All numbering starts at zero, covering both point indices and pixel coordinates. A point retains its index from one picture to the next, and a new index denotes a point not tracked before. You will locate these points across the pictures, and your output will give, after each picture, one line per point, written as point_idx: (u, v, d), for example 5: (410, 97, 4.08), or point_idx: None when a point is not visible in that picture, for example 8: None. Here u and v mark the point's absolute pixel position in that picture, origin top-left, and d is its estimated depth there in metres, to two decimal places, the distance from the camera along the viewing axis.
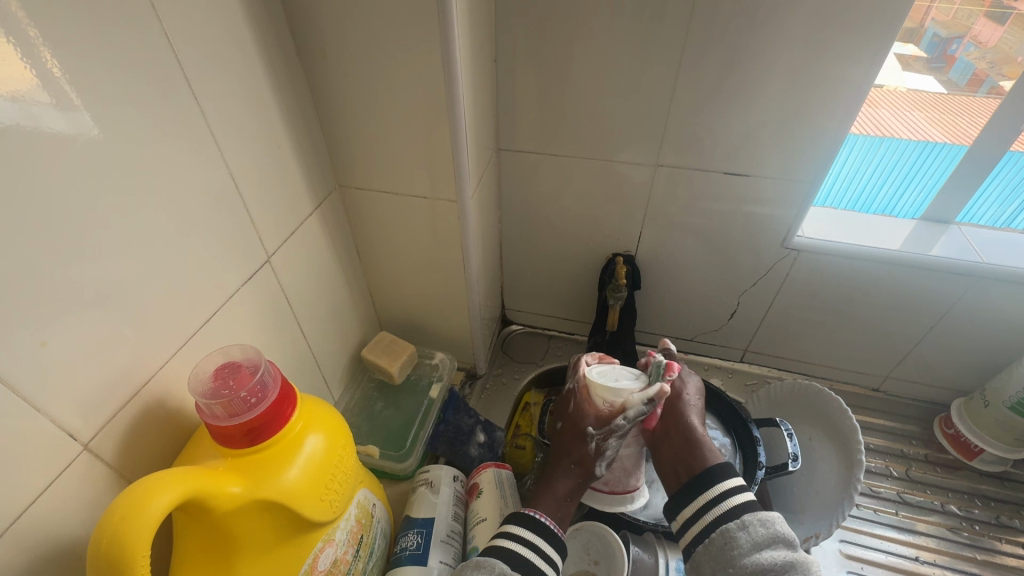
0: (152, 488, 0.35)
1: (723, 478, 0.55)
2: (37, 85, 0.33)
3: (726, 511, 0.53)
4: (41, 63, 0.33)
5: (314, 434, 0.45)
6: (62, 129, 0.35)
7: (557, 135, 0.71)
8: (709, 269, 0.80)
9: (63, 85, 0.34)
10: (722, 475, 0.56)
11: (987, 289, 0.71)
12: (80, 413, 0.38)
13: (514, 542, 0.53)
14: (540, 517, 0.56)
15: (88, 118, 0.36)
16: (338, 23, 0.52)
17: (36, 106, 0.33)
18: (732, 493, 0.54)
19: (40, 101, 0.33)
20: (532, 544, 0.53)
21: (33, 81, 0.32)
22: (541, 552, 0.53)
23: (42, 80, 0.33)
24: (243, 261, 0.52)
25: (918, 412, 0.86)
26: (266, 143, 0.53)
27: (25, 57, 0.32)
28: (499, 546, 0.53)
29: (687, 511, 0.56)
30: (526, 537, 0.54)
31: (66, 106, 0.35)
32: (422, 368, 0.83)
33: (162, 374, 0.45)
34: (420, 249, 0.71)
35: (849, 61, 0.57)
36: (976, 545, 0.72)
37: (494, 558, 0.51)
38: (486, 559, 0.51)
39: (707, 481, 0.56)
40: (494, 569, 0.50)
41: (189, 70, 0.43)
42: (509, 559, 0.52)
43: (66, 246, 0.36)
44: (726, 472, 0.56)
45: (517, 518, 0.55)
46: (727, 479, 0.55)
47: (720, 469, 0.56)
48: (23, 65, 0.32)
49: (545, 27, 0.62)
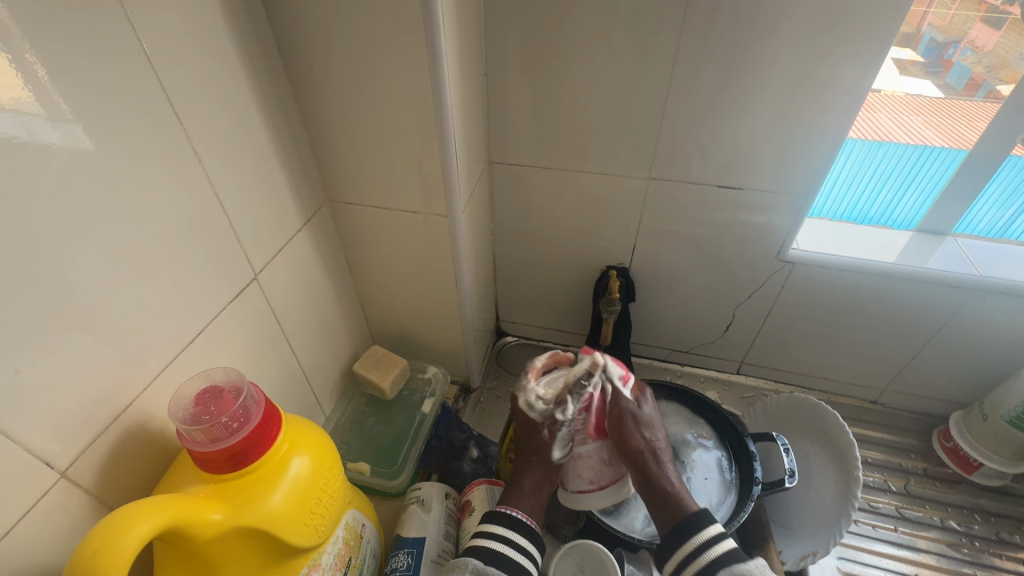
0: (129, 518, 0.34)
1: (701, 529, 0.51)
2: (30, 97, 0.33)
3: (706, 566, 0.48)
4: (33, 76, 0.33)
5: (300, 456, 0.45)
6: (56, 141, 0.35)
7: (549, 148, 0.71)
8: (704, 281, 0.80)
9: (55, 96, 0.35)
10: (701, 526, 0.51)
11: (983, 302, 0.70)
12: (57, 440, 0.38)
13: (491, 540, 0.52)
14: (515, 513, 0.55)
15: (80, 130, 0.36)
16: (324, 40, 0.51)
17: (31, 119, 0.33)
18: (712, 543, 0.50)
19: (33, 112, 0.33)
20: (508, 540, 0.53)
21: (26, 93, 0.33)
22: (512, 544, 0.53)
23: (36, 92, 0.33)
24: (230, 280, 0.52)
25: (917, 425, 0.86)
26: (253, 159, 0.52)
27: (18, 69, 0.32)
28: (473, 545, 0.52)
29: (671, 566, 0.51)
30: (500, 533, 0.53)
31: (58, 117, 0.35)
32: (415, 383, 0.82)
33: (145, 397, 0.44)
34: (412, 263, 0.70)
35: (839, 75, 0.57)
36: (976, 562, 0.71)
37: (470, 557, 0.51)
38: (460, 559, 0.51)
39: (690, 530, 0.51)
40: (467, 568, 0.50)
41: (172, 87, 0.42)
42: (486, 558, 0.51)
43: (44, 269, 0.35)
44: (704, 522, 0.51)
45: (496, 518, 0.55)
46: (706, 528, 0.51)
47: (695, 520, 0.51)
48: (17, 78, 0.32)
49: (534, 42, 0.62)
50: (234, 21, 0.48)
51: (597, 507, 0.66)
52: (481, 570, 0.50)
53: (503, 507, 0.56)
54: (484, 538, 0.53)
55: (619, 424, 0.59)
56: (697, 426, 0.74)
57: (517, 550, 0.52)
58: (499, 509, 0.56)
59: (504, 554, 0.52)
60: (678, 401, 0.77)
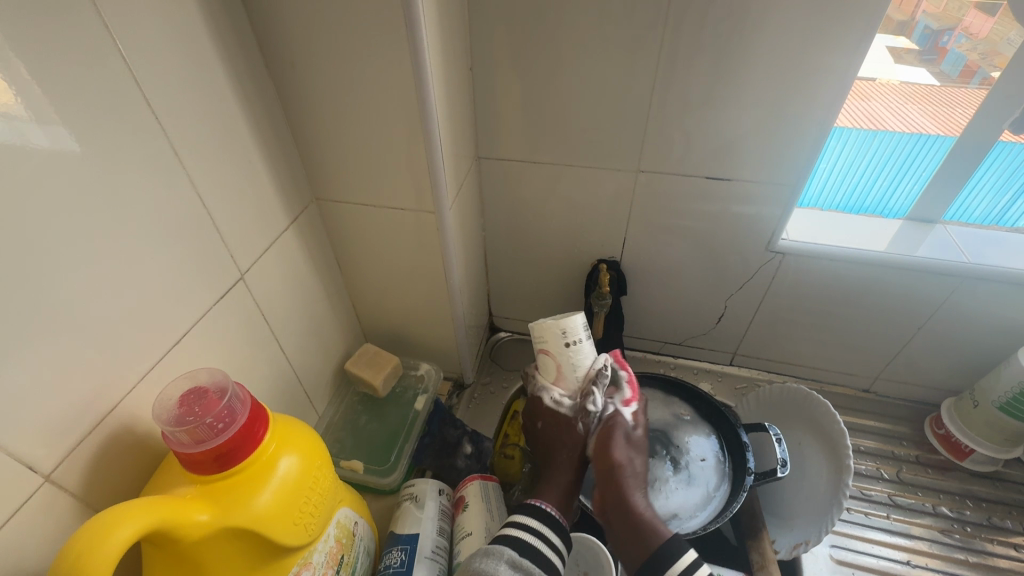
0: (113, 521, 0.34)
1: (678, 556, 0.51)
2: (16, 101, 0.33)
3: None
4: (19, 80, 0.33)
5: (288, 455, 0.45)
6: (44, 144, 0.35)
7: (537, 142, 0.70)
8: (697, 272, 0.80)
9: (41, 99, 0.35)
10: (676, 554, 0.52)
11: (973, 289, 0.70)
12: (40, 445, 0.38)
13: (525, 532, 0.53)
14: (548, 508, 0.56)
15: (67, 132, 0.37)
16: (305, 37, 0.51)
17: (22, 124, 0.34)
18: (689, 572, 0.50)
19: (23, 117, 0.34)
20: (540, 533, 0.53)
21: (14, 99, 0.33)
22: (545, 538, 0.53)
23: (22, 96, 0.34)
24: (215, 280, 0.52)
25: (908, 413, 0.86)
26: (235, 158, 0.52)
27: (5, 73, 0.32)
28: (507, 535, 0.53)
29: None
30: (533, 525, 0.54)
31: (45, 120, 0.35)
32: (407, 379, 0.82)
33: (129, 400, 0.44)
34: (402, 261, 0.70)
35: (826, 64, 0.56)
36: (968, 547, 0.71)
37: (505, 546, 0.51)
38: (495, 547, 0.51)
39: (666, 559, 0.51)
40: (503, 557, 0.50)
41: (150, 87, 0.42)
42: (518, 547, 0.51)
43: (23, 274, 0.35)
44: (679, 549, 0.52)
45: (530, 510, 0.55)
46: (681, 557, 0.51)
47: (671, 547, 0.52)
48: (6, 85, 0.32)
49: (520, 35, 0.61)
50: (213, 18, 0.47)
51: (593, 501, 0.66)
52: (518, 559, 0.50)
53: (537, 502, 0.57)
54: (517, 528, 0.53)
55: (606, 433, 0.61)
56: (674, 405, 0.76)
57: (548, 544, 0.53)
58: (534, 502, 0.57)
59: (535, 545, 0.52)
60: (673, 392, 0.77)
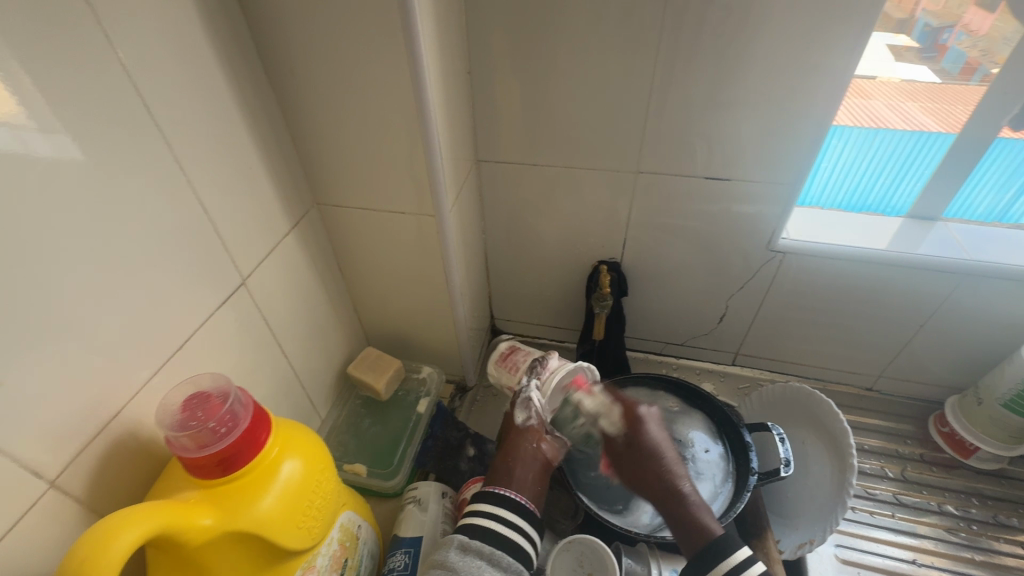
0: (117, 526, 0.34)
1: (730, 552, 0.50)
2: (20, 110, 0.34)
3: None
4: (22, 89, 0.34)
5: (291, 459, 0.45)
6: (48, 152, 0.36)
7: (537, 145, 0.71)
8: (698, 272, 0.80)
9: (44, 106, 0.35)
10: (726, 549, 0.50)
11: (975, 286, 0.70)
12: (46, 451, 0.38)
13: (478, 516, 0.52)
14: (506, 492, 0.54)
15: (71, 139, 0.37)
16: (304, 43, 0.51)
17: (27, 132, 0.34)
18: (744, 566, 0.49)
19: (29, 126, 0.34)
20: (494, 515, 0.52)
21: (17, 107, 0.33)
22: (500, 519, 0.51)
23: (25, 104, 0.34)
24: (216, 287, 0.52)
25: (913, 411, 0.86)
26: (235, 164, 0.52)
27: (9, 81, 0.33)
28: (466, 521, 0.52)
29: None
30: (489, 510, 0.52)
31: (49, 127, 0.36)
32: (410, 383, 0.82)
33: (133, 406, 0.44)
34: (403, 264, 0.71)
35: (823, 63, 0.57)
36: (974, 546, 0.71)
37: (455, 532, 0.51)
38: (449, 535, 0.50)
39: (719, 553, 0.50)
40: (452, 543, 0.49)
41: (151, 95, 0.42)
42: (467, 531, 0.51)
43: (27, 280, 0.36)
44: (730, 545, 0.50)
45: (484, 495, 0.54)
46: (736, 551, 0.50)
47: (725, 543, 0.51)
48: (11, 93, 0.33)
49: (518, 38, 0.61)
50: (212, 27, 0.47)
51: (602, 505, 0.66)
52: (466, 542, 0.49)
53: (495, 487, 0.55)
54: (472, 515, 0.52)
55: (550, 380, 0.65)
56: (661, 399, 0.76)
57: (501, 523, 0.51)
58: (490, 488, 0.55)
59: (489, 527, 0.51)
60: (673, 391, 0.77)
